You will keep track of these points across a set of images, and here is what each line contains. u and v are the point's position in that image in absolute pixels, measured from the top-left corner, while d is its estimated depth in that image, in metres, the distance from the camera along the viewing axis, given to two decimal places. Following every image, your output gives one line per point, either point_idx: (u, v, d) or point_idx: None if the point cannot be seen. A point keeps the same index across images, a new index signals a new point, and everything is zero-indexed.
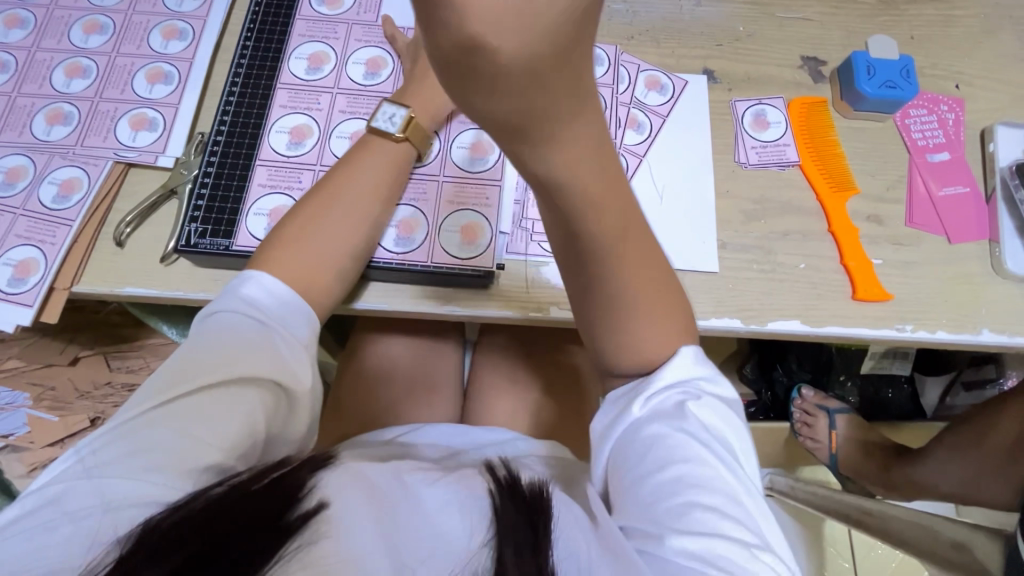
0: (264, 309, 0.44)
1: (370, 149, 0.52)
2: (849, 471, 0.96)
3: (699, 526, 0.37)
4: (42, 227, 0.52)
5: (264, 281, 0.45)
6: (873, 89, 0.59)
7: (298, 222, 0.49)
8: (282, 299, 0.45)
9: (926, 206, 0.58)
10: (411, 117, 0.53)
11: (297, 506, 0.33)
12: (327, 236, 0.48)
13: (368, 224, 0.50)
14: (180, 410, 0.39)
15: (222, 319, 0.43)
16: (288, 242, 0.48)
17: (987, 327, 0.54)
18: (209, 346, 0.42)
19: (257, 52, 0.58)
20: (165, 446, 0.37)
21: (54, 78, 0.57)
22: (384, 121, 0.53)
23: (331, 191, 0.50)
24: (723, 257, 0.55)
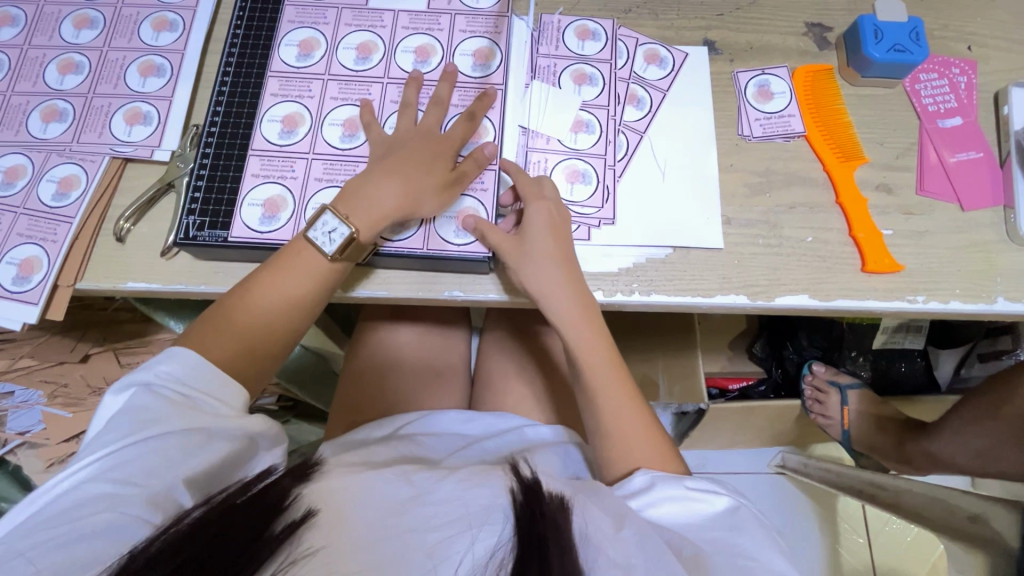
0: (192, 387, 0.44)
1: (307, 251, 0.49)
2: (862, 446, 0.96)
3: (676, 513, 0.44)
4: (43, 225, 0.52)
5: (189, 362, 0.44)
6: (881, 53, 0.56)
7: (233, 307, 0.48)
8: (204, 373, 0.45)
9: (937, 173, 0.56)
10: (350, 235, 0.48)
11: (283, 516, 0.37)
12: (259, 326, 0.48)
13: (304, 312, 0.50)
14: (125, 462, 0.39)
15: (144, 392, 0.42)
16: (225, 328, 0.47)
17: (1002, 296, 0.53)
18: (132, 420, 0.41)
19: (247, 41, 0.57)
20: (113, 495, 0.37)
21: (47, 76, 0.57)
22: (322, 233, 0.48)
23: (266, 277, 0.48)
24: (728, 233, 0.54)
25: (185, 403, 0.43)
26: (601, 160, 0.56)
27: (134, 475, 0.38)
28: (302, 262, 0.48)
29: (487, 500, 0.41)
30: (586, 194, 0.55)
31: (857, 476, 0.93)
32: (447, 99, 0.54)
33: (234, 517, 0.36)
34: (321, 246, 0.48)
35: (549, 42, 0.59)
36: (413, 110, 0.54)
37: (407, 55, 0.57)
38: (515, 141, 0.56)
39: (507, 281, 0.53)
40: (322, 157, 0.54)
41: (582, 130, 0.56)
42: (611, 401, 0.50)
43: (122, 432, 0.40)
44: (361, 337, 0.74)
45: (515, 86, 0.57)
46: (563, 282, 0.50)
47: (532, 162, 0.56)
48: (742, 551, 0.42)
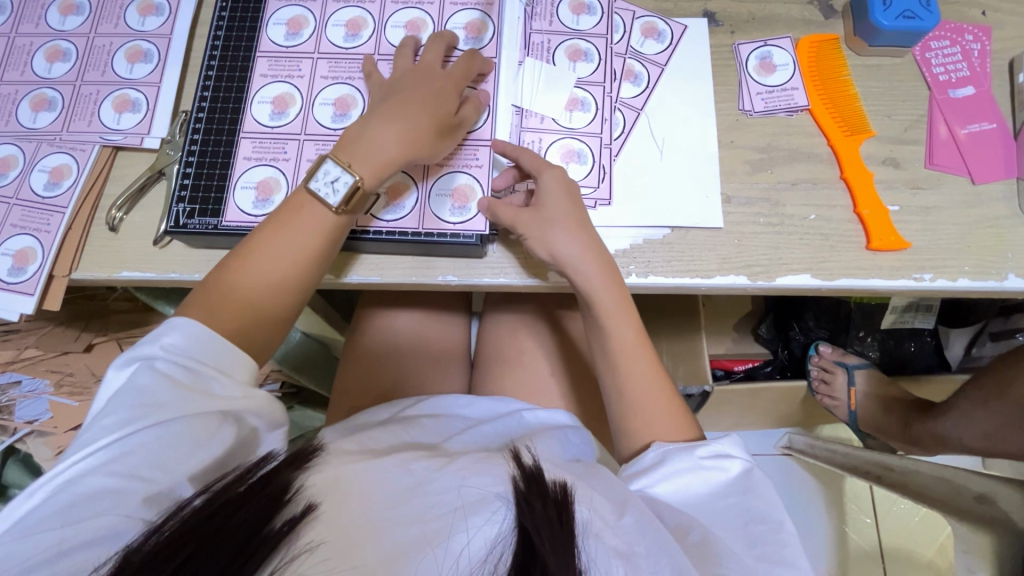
0: (200, 361, 0.41)
1: (312, 203, 0.47)
2: (869, 427, 0.95)
3: (687, 486, 0.44)
4: (36, 215, 0.52)
5: (190, 329, 0.42)
6: (889, 21, 0.54)
7: (240, 267, 0.45)
8: (210, 345, 0.42)
9: (947, 145, 0.54)
10: (355, 185, 0.46)
11: (284, 511, 0.36)
12: (265, 289, 0.46)
13: (312, 274, 0.47)
14: (126, 454, 0.37)
15: (147, 370, 0.39)
16: (232, 285, 0.45)
17: (1013, 273, 0.51)
18: (133, 397, 0.39)
19: (234, 21, 0.56)
20: (117, 491, 0.37)
21: (35, 64, 0.56)
22: (325, 183, 0.47)
23: (273, 238, 0.46)
24: (728, 211, 0.53)
25: (189, 380, 0.40)
26: (597, 138, 0.54)
27: (140, 467, 0.37)
28: (312, 220, 0.47)
29: (488, 485, 0.41)
30: (582, 173, 0.53)
31: (867, 455, 0.91)
32: (450, 41, 0.53)
33: (234, 507, 0.35)
34: (325, 198, 0.46)
35: (543, 17, 0.57)
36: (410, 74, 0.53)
37: (397, 31, 0.55)
38: (508, 121, 0.54)
39: (510, 264, 0.52)
40: (312, 138, 0.53)
41: (576, 108, 0.55)
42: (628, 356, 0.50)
43: (119, 417, 0.38)
44: (361, 325, 0.74)
45: (508, 63, 0.55)
46: (587, 251, 0.49)
47: (525, 142, 0.54)
48: (757, 515, 0.42)
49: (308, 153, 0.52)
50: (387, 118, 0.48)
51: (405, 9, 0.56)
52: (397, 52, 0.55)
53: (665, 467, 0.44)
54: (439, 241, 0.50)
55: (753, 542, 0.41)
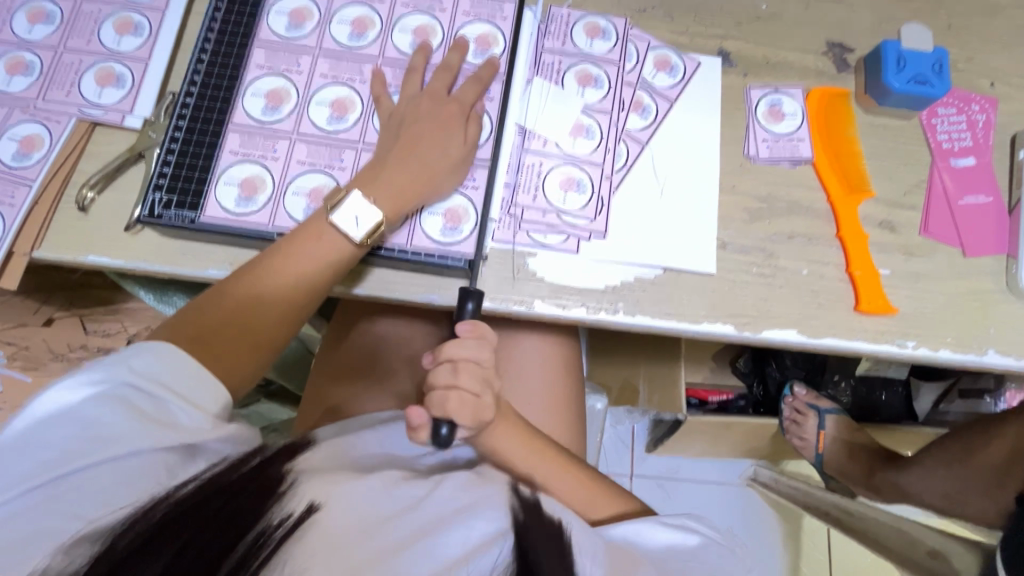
0: (167, 386, 0.40)
1: (323, 230, 0.46)
2: (834, 471, 0.96)
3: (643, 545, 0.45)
4: (0, 186, 0.49)
5: (167, 353, 0.41)
6: (901, 83, 0.54)
7: (242, 291, 0.45)
8: (175, 364, 0.41)
9: (943, 214, 0.54)
10: (378, 225, 0.46)
11: (281, 507, 0.37)
12: (266, 317, 0.46)
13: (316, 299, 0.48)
14: (72, 489, 0.35)
15: (107, 397, 0.37)
16: (234, 309, 0.45)
17: (993, 349, 0.51)
18: (88, 427, 0.36)
19: (234, 5, 0.53)
20: (51, 529, 0.33)
21: (15, 23, 0.53)
22: (346, 216, 0.46)
23: (283, 266, 0.46)
24: (722, 258, 0.52)
25: (153, 408, 0.39)
26: (598, 168, 0.53)
27: (85, 502, 0.34)
28: (322, 246, 0.46)
29: (477, 503, 0.42)
30: (579, 203, 0.52)
31: (826, 499, 0.93)
32: (456, 67, 0.52)
33: (223, 509, 0.35)
34: (346, 231, 0.46)
35: (556, 37, 0.56)
36: (419, 75, 0.52)
37: (404, 36, 0.53)
38: (510, 141, 0.52)
39: (494, 289, 0.50)
40: (304, 138, 0.50)
41: (581, 135, 0.53)
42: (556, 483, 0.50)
43: (68, 448, 0.36)
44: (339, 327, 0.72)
45: (516, 81, 0.53)
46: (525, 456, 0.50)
47: (525, 165, 0.53)
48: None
49: (298, 153, 0.50)
50: (395, 162, 0.48)
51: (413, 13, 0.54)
52: (403, 59, 0.53)
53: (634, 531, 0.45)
54: (445, 266, 0.49)
55: None
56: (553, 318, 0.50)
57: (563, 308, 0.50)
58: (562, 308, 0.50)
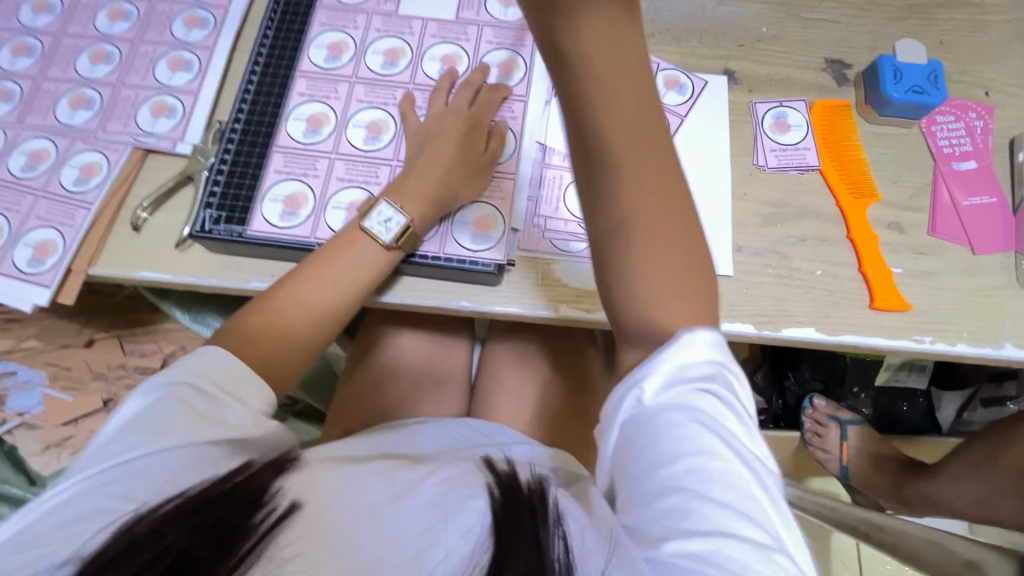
0: (219, 384, 0.41)
1: (360, 236, 0.49)
2: (860, 484, 0.95)
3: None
4: (62, 210, 0.53)
5: (213, 355, 0.42)
6: (900, 93, 0.57)
7: (281, 299, 0.47)
8: (223, 362, 0.42)
9: (949, 215, 0.56)
10: (406, 225, 0.49)
11: (262, 508, 0.35)
12: (300, 321, 0.47)
13: (347, 309, 0.49)
14: (126, 477, 0.35)
15: (164, 394, 0.39)
16: (272, 319, 0.46)
17: (1009, 342, 0.52)
18: (146, 421, 0.38)
19: (277, 42, 0.58)
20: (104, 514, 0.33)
21: (79, 64, 0.58)
22: (377, 222, 0.50)
23: (323, 271, 0.48)
24: (738, 261, 0.54)
25: (203, 403, 0.40)
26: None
27: (136, 488, 0.35)
28: (358, 252, 0.49)
29: (467, 494, 0.39)
30: None
31: (853, 513, 0.92)
32: (478, 83, 0.56)
33: (207, 511, 0.33)
34: (378, 235, 0.49)
35: None
36: (444, 94, 0.56)
37: (433, 63, 0.58)
38: (531, 157, 0.56)
39: (521, 294, 0.53)
40: (343, 158, 0.54)
41: None
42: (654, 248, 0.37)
43: (125, 441, 0.37)
44: (364, 343, 0.74)
45: (535, 102, 0.58)
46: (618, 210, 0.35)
47: (547, 178, 0.56)
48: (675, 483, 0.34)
49: (338, 172, 0.53)
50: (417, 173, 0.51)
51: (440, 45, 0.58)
52: (431, 83, 0.57)
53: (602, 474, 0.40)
54: (474, 271, 0.52)
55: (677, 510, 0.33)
56: (579, 322, 0.52)
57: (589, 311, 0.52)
58: (588, 312, 0.52)
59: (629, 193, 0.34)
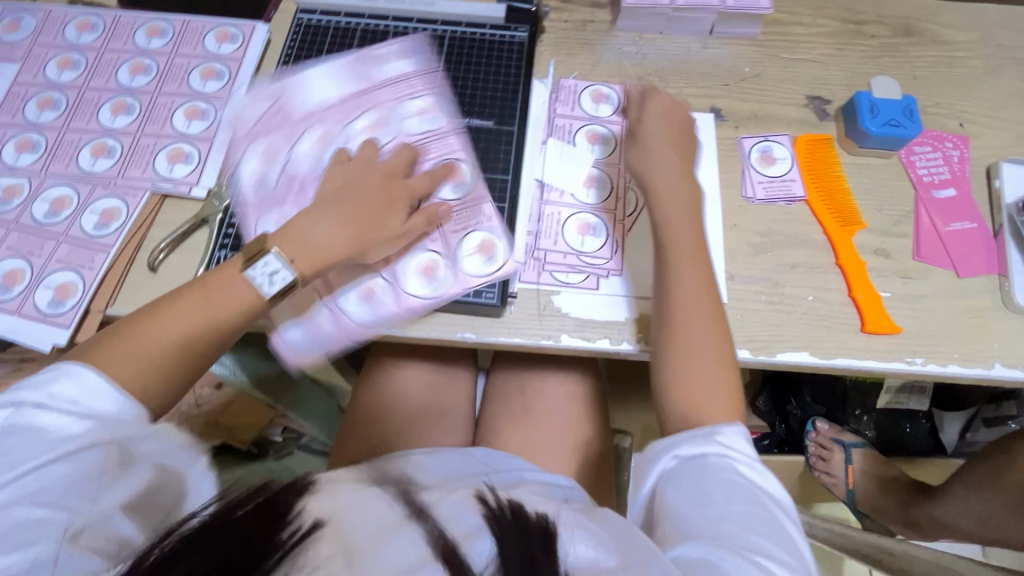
0: (98, 404, 0.43)
1: (264, 255, 0.51)
2: (867, 507, 0.94)
3: (696, 477, 0.45)
4: (82, 252, 0.55)
5: (82, 379, 0.43)
6: (877, 127, 0.60)
7: (145, 321, 0.48)
8: (99, 391, 0.43)
9: (933, 240, 0.59)
10: (293, 279, 0.50)
11: (287, 526, 0.39)
12: (179, 335, 0.48)
13: (236, 327, 0.49)
14: (43, 487, 0.39)
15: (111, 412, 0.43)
16: (132, 352, 0.46)
17: (998, 362, 0.54)
18: (98, 430, 0.42)
19: (288, 92, 0.62)
20: (42, 521, 0.38)
21: (101, 115, 0.62)
22: (263, 272, 0.50)
23: (219, 313, 0.49)
24: (732, 288, 0.56)
25: (112, 418, 0.43)
26: (609, 214, 0.59)
27: (65, 499, 0.39)
28: (240, 277, 0.50)
29: (473, 522, 0.44)
30: (597, 245, 0.57)
31: (865, 540, 0.91)
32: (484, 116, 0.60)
33: (238, 523, 0.37)
34: (260, 286, 0.50)
35: (566, 103, 0.64)
36: (455, 112, 0.59)
37: (431, 107, 0.62)
38: (531, 194, 0.59)
39: (523, 325, 0.54)
40: None
41: (594, 186, 0.60)
42: (687, 284, 0.51)
43: (51, 450, 0.40)
44: (369, 375, 0.75)
45: (532, 142, 0.61)
46: (680, 220, 0.54)
47: (546, 214, 0.59)
48: (722, 505, 0.44)
49: None
50: (350, 215, 0.53)
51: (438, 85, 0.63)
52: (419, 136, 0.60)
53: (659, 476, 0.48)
54: (478, 306, 0.54)
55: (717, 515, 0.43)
56: (580, 350, 0.54)
57: (593, 340, 0.54)
58: (587, 341, 0.54)
59: (686, 276, 0.51)
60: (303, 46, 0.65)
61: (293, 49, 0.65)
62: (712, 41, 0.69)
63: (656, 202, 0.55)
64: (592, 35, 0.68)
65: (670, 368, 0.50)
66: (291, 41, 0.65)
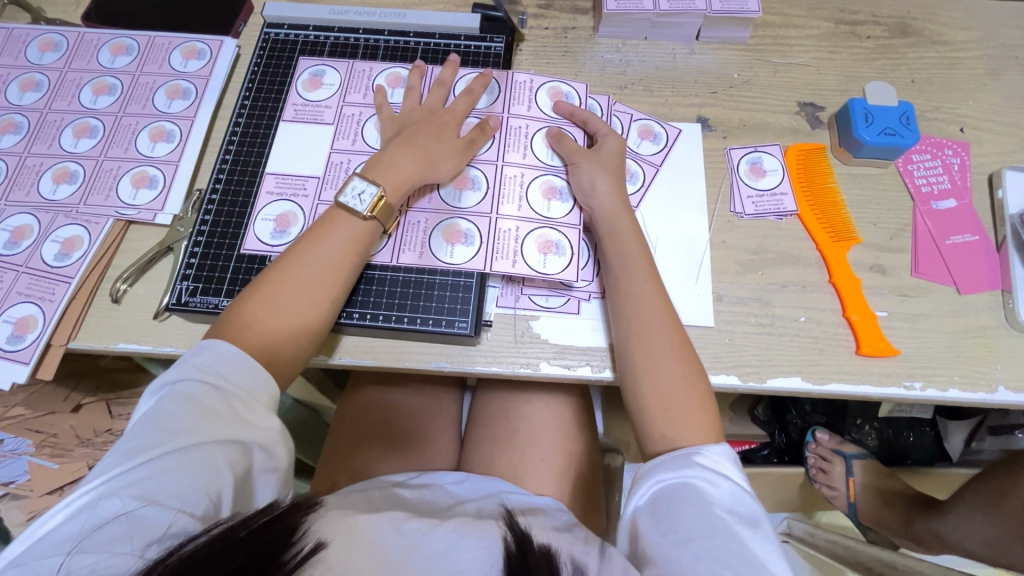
0: (225, 377, 0.43)
1: (341, 217, 0.50)
2: (869, 521, 0.91)
3: (674, 504, 0.42)
4: (43, 284, 0.53)
5: (215, 349, 0.44)
6: (872, 137, 0.57)
7: (274, 280, 0.48)
8: (231, 360, 0.44)
9: (932, 254, 0.56)
10: (380, 196, 0.50)
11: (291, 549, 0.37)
12: (285, 309, 0.47)
13: (328, 308, 0.48)
14: (139, 480, 0.38)
15: (176, 395, 0.42)
16: (249, 315, 0.47)
17: (1002, 385, 0.51)
18: (173, 417, 0.41)
19: (255, 110, 0.60)
20: (129, 514, 0.37)
21: (63, 139, 0.59)
22: (352, 197, 0.51)
23: (311, 253, 0.49)
24: (720, 310, 0.54)
25: (209, 398, 0.42)
26: (575, 229, 0.54)
27: (153, 491, 0.38)
28: (320, 252, 0.49)
29: (479, 548, 0.41)
30: (560, 265, 0.52)
31: (865, 551, 0.88)
32: (462, 114, 0.57)
33: (240, 544, 0.35)
34: (352, 208, 0.50)
35: (520, 102, 0.59)
36: (446, 88, 0.58)
37: (373, 129, 0.58)
38: (484, 210, 0.54)
39: (502, 352, 0.52)
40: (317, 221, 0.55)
41: (555, 197, 0.55)
42: (645, 311, 0.49)
43: (142, 442, 0.40)
44: (350, 397, 0.73)
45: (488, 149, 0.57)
46: (633, 247, 0.51)
47: (501, 231, 0.53)
48: (704, 535, 0.40)
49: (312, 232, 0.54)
50: (394, 153, 0.53)
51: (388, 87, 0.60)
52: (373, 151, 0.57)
53: (639, 504, 0.45)
54: (454, 335, 0.52)
55: (699, 552, 0.40)
56: (559, 378, 0.51)
57: (573, 368, 0.52)
58: (567, 368, 0.52)
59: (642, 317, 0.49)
60: (271, 62, 0.62)
61: (261, 65, 0.62)
62: (698, 46, 0.66)
63: (617, 286, 0.50)
64: (574, 43, 0.65)
65: (645, 413, 0.48)
66: (258, 57, 0.62)
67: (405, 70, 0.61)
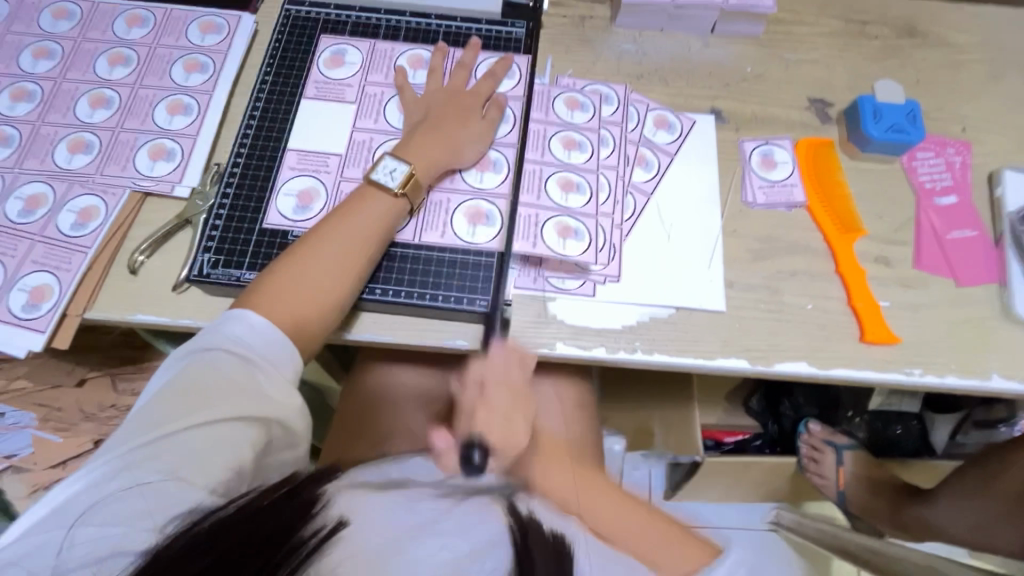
0: (253, 350, 0.44)
1: (370, 193, 0.51)
2: (858, 509, 0.94)
3: None
4: (58, 254, 0.53)
5: (249, 320, 0.44)
6: (879, 132, 0.60)
7: (305, 251, 0.48)
8: (263, 334, 0.44)
9: (934, 248, 0.58)
10: (411, 172, 0.52)
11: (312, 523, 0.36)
12: (315, 283, 0.47)
13: (354, 285, 0.49)
14: (165, 450, 0.39)
15: (205, 365, 0.42)
16: (280, 283, 0.47)
17: (996, 373, 0.53)
18: (201, 386, 0.42)
19: (276, 86, 0.60)
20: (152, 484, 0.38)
21: (78, 108, 0.59)
22: (384, 174, 0.52)
23: (341, 227, 0.49)
24: (730, 296, 0.55)
25: (236, 370, 0.43)
26: (593, 219, 0.55)
27: (178, 464, 0.39)
28: (349, 227, 0.49)
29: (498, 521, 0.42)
30: (579, 249, 0.53)
31: (854, 539, 0.91)
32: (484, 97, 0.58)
33: (263, 520, 0.35)
34: (384, 184, 0.51)
35: (539, 109, 0.60)
36: (467, 70, 0.59)
37: (395, 110, 0.58)
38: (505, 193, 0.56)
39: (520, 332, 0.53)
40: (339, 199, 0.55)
41: (572, 191, 0.56)
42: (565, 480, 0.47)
43: (170, 411, 0.41)
44: (358, 378, 0.73)
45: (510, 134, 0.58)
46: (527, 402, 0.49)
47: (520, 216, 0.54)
48: None
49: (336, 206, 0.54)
50: (422, 133, 0.54)
51: (409, 68, 0.60)
52: (396, 131, 0.57)
53: None
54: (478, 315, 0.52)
55: None
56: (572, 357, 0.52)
57: (588, 349, 0.53)
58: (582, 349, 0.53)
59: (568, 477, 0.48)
60: (292, 39, 0.62)
61: (282, 40, 0.62)
62: (713, 39, 0.67)
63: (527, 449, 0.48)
64: (591, 32, 0.66)
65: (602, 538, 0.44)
66: (279, 33, 0.62)
67: (427, 52, 0.61)
